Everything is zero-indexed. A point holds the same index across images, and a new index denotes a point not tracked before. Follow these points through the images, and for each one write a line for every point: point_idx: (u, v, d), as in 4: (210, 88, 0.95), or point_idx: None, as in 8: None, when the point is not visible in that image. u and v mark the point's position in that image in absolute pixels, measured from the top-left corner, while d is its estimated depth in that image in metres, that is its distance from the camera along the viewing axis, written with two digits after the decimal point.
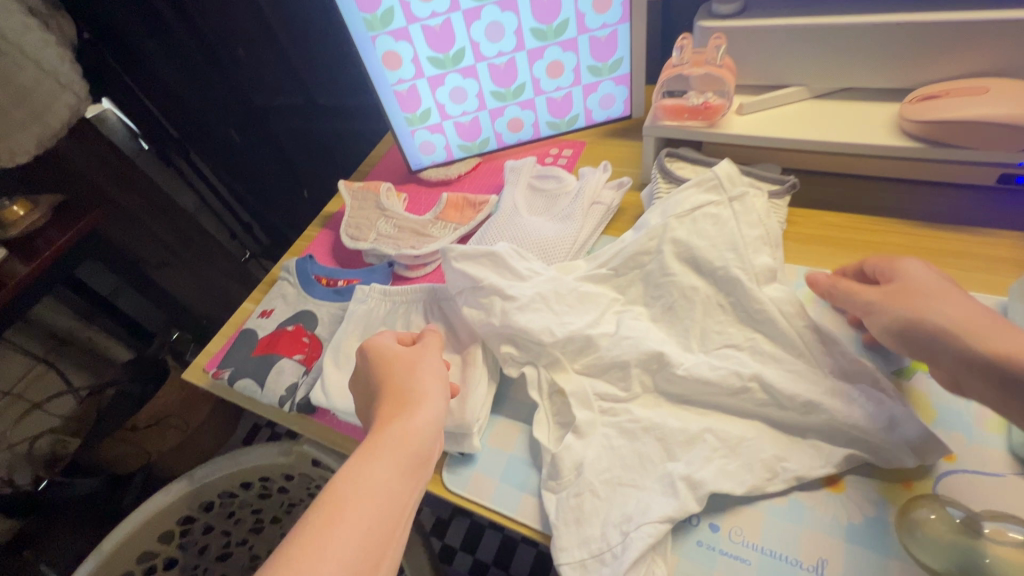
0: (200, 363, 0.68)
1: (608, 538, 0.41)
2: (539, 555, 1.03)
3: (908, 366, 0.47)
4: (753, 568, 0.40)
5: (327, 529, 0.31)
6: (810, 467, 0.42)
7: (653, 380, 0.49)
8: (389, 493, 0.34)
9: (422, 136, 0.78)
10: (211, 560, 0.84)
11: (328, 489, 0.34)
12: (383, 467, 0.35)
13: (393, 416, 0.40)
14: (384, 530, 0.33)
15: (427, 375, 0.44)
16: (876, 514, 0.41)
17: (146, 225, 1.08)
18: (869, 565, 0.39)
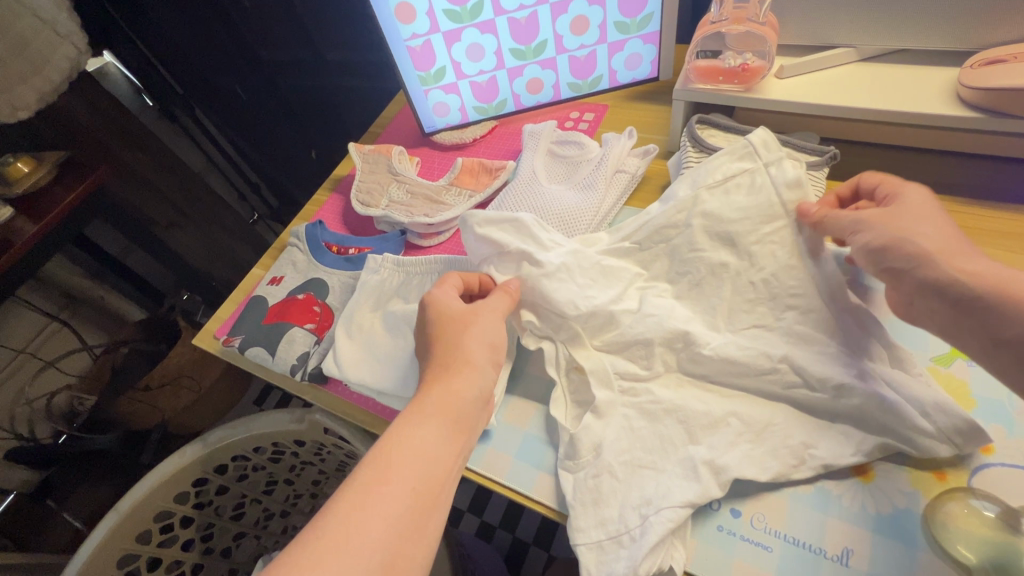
0: (211, 329, 0.67)
1: (626, 520, 0.40)
2: (544, 519, 1.05)
3: (945, 354, 0.45)
4: (776, 556, 0.39)
5: (379, 485, 0.33)
6: (840, 455, 0.41)
7: (677, 361, 0.47)
8: (433, 454, 0.36)
9: (436, 97, 0.74)
10: (227, 518, 0.85)
11: (376, 447, 0.35)
12: (429, 430, 0.37)
13: (439, 380, 0.40)
14: (431, 488, 0.34)
15: (479, 341, 0.43)
16: (906, 505, 0.39)
17: (152, 182, 1.06)
18: (899, 558, 0.37)
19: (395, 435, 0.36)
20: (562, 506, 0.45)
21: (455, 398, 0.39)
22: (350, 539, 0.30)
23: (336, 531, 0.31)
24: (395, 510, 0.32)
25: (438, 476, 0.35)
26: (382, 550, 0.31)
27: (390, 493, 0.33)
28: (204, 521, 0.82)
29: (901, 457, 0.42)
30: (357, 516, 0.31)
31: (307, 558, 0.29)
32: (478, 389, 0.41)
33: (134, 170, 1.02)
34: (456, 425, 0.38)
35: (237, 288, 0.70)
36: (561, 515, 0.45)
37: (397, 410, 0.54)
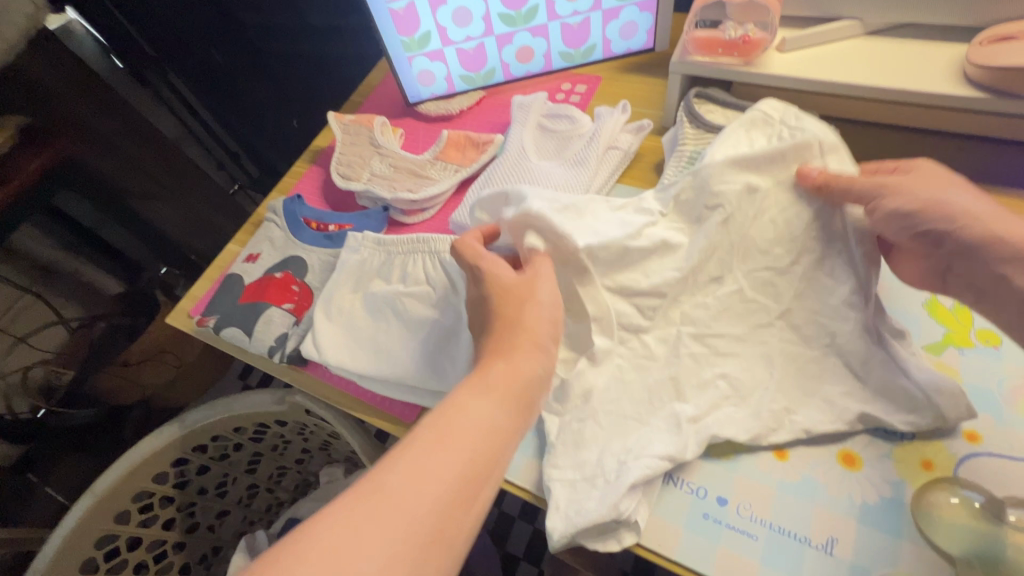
0: (185, 308, 0.64)
1: (603, 464, 0.40)
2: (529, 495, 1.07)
3: (938, 342, 0.44)
4: (760, 545, 0.39)
5: (432, 450, 0.28)
6: (821, 422, 0.41)
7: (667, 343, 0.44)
8: (494, 429, 0.31)
9: (420, 64, 0.70)
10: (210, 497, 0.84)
11: (433, 414, 0.30)
12: (491, 405, 0.31)
13: (502, 351, 0.35)
14: (487, 466, 0.29)
15: (535, 315, 0.37)
16: (893, 495, 0.39)
17: (123, 149, 0.99)
18: (885, 549, 0.37)
19: (453, 404, 0.31)
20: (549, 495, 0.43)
21: (518, 373, 0.34)
22: (395, 501, 0.26)
23: (379, 496, 0.26)
24: (450, 479, 0.28)
25: (494, 452, 0.30)
26: (429, 522, 0.26)
27: (446, 463, 0.28)
28: (185, 499, 0.80)
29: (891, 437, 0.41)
30: (405, 483, 0.27)
31: (345, 518, 0.25)
32: (543, 371, 0.36)
33: (104, 137, 0.96)
34: (522, 402, 0.33)
35: (212, 265, 0.67)
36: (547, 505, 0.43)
37: (379, 396, 0.52)
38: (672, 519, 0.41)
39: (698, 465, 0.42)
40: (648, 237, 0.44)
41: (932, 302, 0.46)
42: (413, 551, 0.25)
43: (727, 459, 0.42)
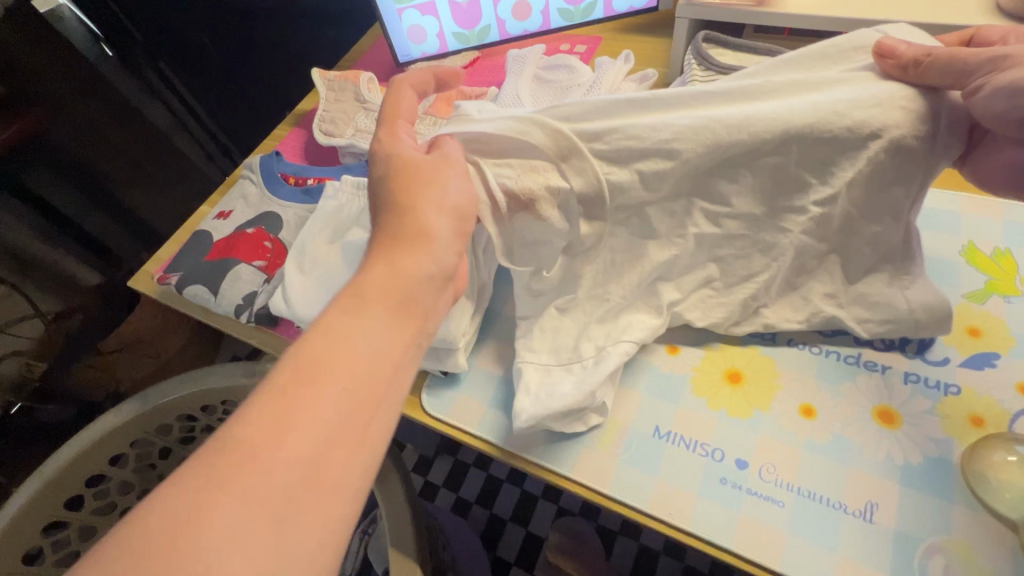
0: (149, 271, 0.59)
1: (580, 349, 0.38)
2: (524, 494, 1.01)
3: (980, 289, 0.39)
4: (787, 512, 0.33)
5: (292, 391, 0.23)
6: (787, 318, 0.39)
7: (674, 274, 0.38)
8: (373, 347, 0.25)
9: (411, 19, 0.66)
10: None
11: (296, 343, 0.25)
12: (370, 317, 0.26)
13: (384, 258, 0.29)
14: (371, 390, 0.24)
15: (451, 203, 0.32)
16: (939, 454, 0.34)
17: (104, 135, 0.88)
18: (932, 513, 0.32)
19: (321, 325, 0.25)
20: (544, 458, 0.38)
21: (403, 278, 0.28)
22: (251, 462, 0.21)
23: (231, 459, 0.21)
24: (320, 419, 0.23)
25: (381, 371, 0.25)
26: (302, 474, 0.22)
27: (317, 398, 0.23)
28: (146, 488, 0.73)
29: (885, 345, 0.38)
30: (260, 437, 0.22)
31: (197, 486, 0.20)
32: (444, 269, 0.30)
33: (82, 121, 0.85)
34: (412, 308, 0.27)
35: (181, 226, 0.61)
36: (540, 468, 0.38)
37: None
38: (684, 484, 0.36)
39: (709, 417, 0.38)
40: (655, 117, 0.32)
41: (969, 248, 0.41)
42: (296, 502, 0.21)
43: (745, 417, 0.37)
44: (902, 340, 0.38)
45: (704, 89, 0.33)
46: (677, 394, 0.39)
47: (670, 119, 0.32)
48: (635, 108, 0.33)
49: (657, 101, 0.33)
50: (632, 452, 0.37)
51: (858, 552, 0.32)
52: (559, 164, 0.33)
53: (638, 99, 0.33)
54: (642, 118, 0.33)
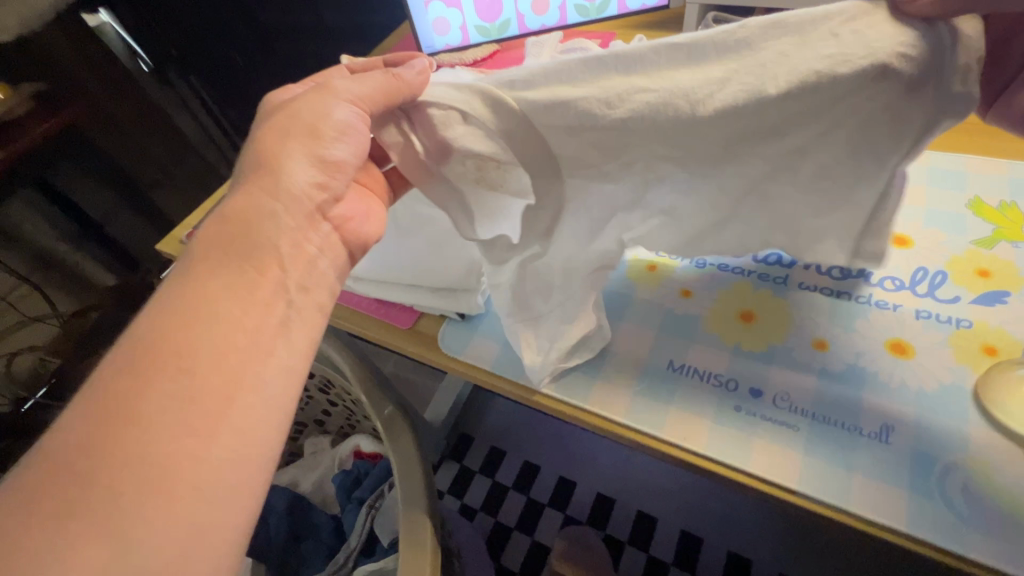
0: (176, 234, 0.61)
1: (557, 300, 0.37)
2: (531, 502, 0.99)
3: (987, 237, 0.40)
4: (804, 437, 0.33)
5: (125, 391, 0.22)
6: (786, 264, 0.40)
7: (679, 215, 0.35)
8: (218, 326, 0.25)
9: (435, 11, 0.70)
10: None
11: (129, 338, 0.24)
12: (202, 299, 0.25)
13: (229, 230, 0.27)
14: (222, 372, 0.24)
15: (341, 159, 0.31)
16: (953, 381, 0.34)
17: (136, 138, 0.94)
18: (950, 435, 0.32)
19: (158, 316, 0.24)
20: (559, 392, 0.39)
21: (258, 251, 0.27)
22: (84, 469, 0.21)
23: (64, 472, 0.21)
24: (161, 413, 0.22)
25: (233, 351, 0.24)
26: (147, 475, 0.21)
27: (150, 390, 0.22)
28: None
29: (894, 287, 0.39)
30: (89, 444, 0.21)
31: (25, 505, 0.20)
32: (301, 222, 0.29)
33: (118, 124, 0.91)
34: (252, 264, 0.27)
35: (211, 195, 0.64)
36: (557, 403, 0.39)
37: (377, 302, 0.48)
38: (700, 413, 0.36)
39: (723, 353, 0.38)
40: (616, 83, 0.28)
41: (975, 202, 0.43)
42: (138, 504, 0.21)
43: (761, 352, 0.38)
44: (911, 281, 0.39)
45: (674, 45, 0.28)
46: (690, 330, 0.40)
47: (629, 90, 0.28)
48: (591, 69, 0.28)
49: (618, 62, 0.28)
50: (646, 385, 0.38)
51: (876, 480, 0.31)
52: (501, 139, 0.29)
53: (593, 60, 0.28)
54: (597, 84, 0.28)
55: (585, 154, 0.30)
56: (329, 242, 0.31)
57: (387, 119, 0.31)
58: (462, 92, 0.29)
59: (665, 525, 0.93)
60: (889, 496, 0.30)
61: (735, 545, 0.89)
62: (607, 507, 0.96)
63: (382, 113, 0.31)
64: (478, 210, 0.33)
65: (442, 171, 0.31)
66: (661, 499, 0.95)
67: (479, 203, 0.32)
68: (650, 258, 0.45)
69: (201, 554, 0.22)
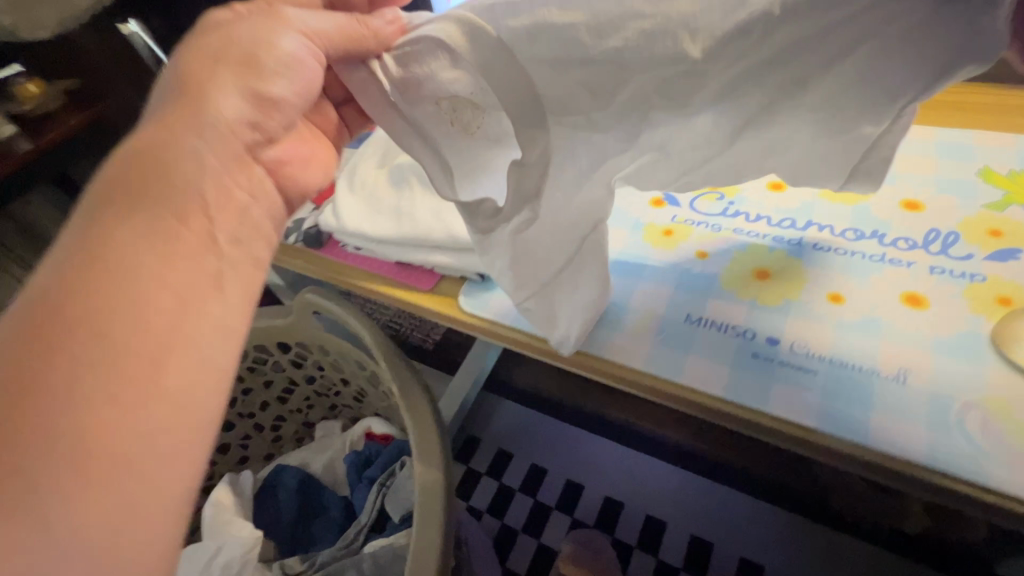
0: None
1: (548, 263, 0.36)
2: (538, 504, 0.98)
3: (999, 201, 0.41)
4: (820, 379, 0.34)
5: (42, 365, 0.23)
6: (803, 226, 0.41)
7: (683, 167, 0.34)
8: (141, 292, 0.25)
9: None
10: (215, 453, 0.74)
11: (42, 305, 0.24)
12: (122, 262, 0.25)
13: (148, 194, 0.27)
14: (148, 338, 0.25)
15: (279, 96, 0.33)
16: (968, 328, 0.34)
17: None
18: (966, 375, 0.32)
19: (73, 284, 0.24)
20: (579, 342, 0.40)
21: (184, 217, 0.28)
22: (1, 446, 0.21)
23: None
24: (80, 384, 0.23)
25: (159, 318, 0.25)
26: (72, 448, 0.22)
27: (66, 362, 0.23)
28: None
29: (907, 246, 0.40)
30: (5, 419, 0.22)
31: None
32: (228, 166, 0.30)
33: None
34: (173, 214, 0.27)
35: None
36: (579, 355, 0.40)
37: (398, 265, 0.49)
38: (718, 359, 0.37)
39: (740, 306, 0.39)
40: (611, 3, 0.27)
41: (985, 171, 0.44)
42: (68, 477, 0.22)
43: (777, 303, 0.38)
44: (924, 240, 0.40)
45: None
46: (707, 286, 0.41)
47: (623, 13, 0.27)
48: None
49: None
50: (663, 336, 0.39)
51: (891, 424, 0.31)
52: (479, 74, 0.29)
53: None
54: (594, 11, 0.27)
55: (571, 96, 0.30)
56: (261, 186, 0.32)
57: (358, 63, 0.32)
58: (437, 25, 0.30)
59: (673, 528, 0.91)
60: (902, 439, 0.30)
61: (747, 552, 0.87)
62: (615, 510, 0.95)
63: (353, 55, 0.32)
64: (456, 164, 0.33)
65: (415, 115, 0.32)
66: (671, 503, 0.93)
67: (456, 155, 0.33)
68: (667, 224, 0.46)
69: (144, 513, 0.23)
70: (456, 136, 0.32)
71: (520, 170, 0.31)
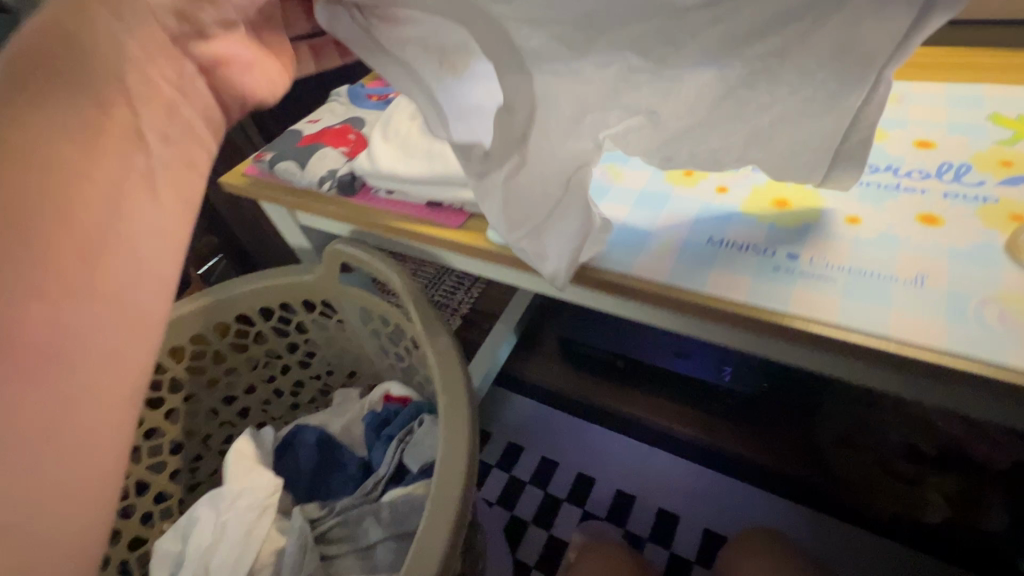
0: (239, 167, 0.66)
1: (537, 209, 0.37)
2: (550, 497, 0.97)
3: (1009, 138, 0.43)
4: (840, 284, 0.35)
5: None
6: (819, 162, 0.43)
7: (666, 137, 0.35)
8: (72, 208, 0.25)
9: None
10: (233, 414, 0.78)
11: None
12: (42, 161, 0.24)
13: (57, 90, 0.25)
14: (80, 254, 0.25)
15: None
16: (983, 239, 0.36)
17: None
18: (983, 277, 0.34)
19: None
20: (603, 261, 0.42)
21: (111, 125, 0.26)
22: None
23: None
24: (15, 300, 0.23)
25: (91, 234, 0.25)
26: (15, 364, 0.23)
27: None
28: (191, 394, 0.73)
29: (921, 177, 0.41)
30: None
31: None
32: (149, 52, 0.27)
33: None
34: (92, 103, 0.25)
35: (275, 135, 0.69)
36: (602, 273, 0.41)
37: (429, 204, 0.52)
38: (740, 274, 0.38)
39: (760, 229, 0.41)
40: None
41: (994, 115, 0.45)
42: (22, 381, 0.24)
43: (796, 227, 0.40)
44: (937, 171, 0.41)
45: None
46: (727, 214, 0.43)
47: None
48: None
49: None
50: (686, 256, 0.40)
51: (910, 319, 0.32)
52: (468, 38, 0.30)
53: None
54: None
55: (548, 48, 0.31)
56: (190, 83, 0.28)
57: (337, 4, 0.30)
58: None
59: (686, 526, 0.91)
60: (920, 330, 0.32)
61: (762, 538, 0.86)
62: (627, 504, 0.94)
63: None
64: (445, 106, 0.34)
65: (406, 58, 0.33)
66: (683, 497, 0.92)
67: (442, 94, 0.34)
68: (687, 166, 0.48)
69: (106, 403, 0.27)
70: (442, 75, 0.33)
71: (506, 119, 0.33)
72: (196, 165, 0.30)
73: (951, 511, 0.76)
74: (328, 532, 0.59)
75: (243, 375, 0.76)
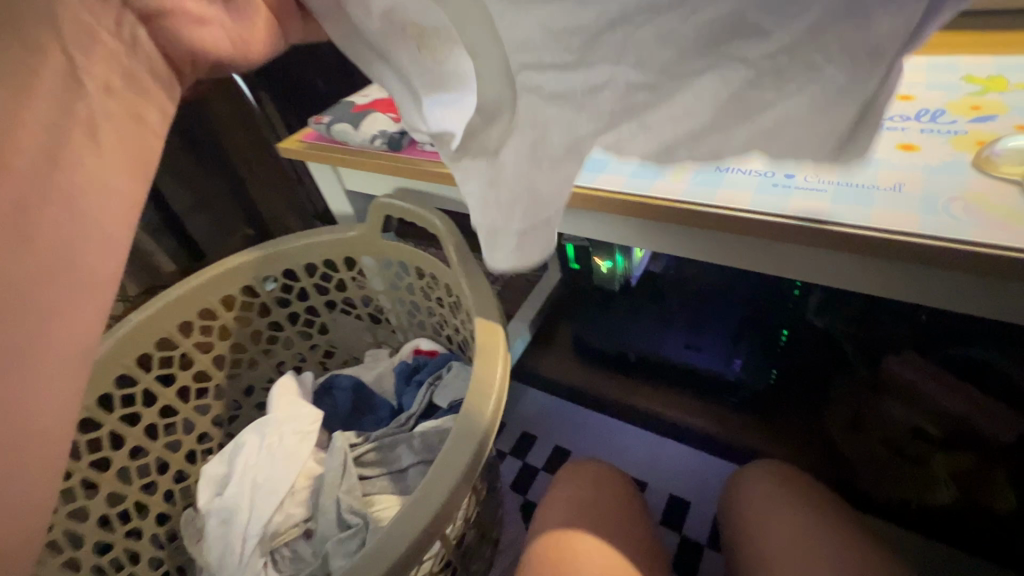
0: (297, 134, 0.74)
1: (510, 207, 0.32)
2: None
3: (982, 92, 0.49)
4: (829, 194, 0.41)
5: None
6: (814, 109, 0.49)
7: (660, 144, 0.29)
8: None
9: None
10: (273, 368, 0.83)
11: None
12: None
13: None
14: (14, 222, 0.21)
15: None
16: (955, 158, 0.41)
17: (229, 134, 1.07)
18: (952, 183, 0.39)
19: None
20: (625, 187, 0.48)
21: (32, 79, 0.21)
22: None
23: None
24: None
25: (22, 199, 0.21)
26: None
27: None
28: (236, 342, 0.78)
29: (901, 119, 0.48)
30: None
31: None
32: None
33: (218, 120, 1.05)
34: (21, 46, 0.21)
35: None
36: (623, 196, 0.47)
37: None
38: (744, 190, 0.44)
39: None
40: None
41: (968, 75, 0.52)
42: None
43: None
44: (916, 115, 0.48)
45: None
46: None
47: None
48: None
49: None
50: (698, 179, 0.46)
51: (890, 213, 0.38)
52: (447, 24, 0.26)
53: None
54: None
55: None
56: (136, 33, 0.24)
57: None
58: None
59: (698, 509, 0.92)
60: (897, 220, 0.38)
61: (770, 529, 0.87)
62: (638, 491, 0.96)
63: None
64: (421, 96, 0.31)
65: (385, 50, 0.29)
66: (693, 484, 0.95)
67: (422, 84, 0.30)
68: None
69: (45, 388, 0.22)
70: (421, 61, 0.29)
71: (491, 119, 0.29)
72: (145, 121, 0.24)
73: (959, 493, 0.76)
74: (363, 456, 0.64)
75: (284, 329, 0.82)
